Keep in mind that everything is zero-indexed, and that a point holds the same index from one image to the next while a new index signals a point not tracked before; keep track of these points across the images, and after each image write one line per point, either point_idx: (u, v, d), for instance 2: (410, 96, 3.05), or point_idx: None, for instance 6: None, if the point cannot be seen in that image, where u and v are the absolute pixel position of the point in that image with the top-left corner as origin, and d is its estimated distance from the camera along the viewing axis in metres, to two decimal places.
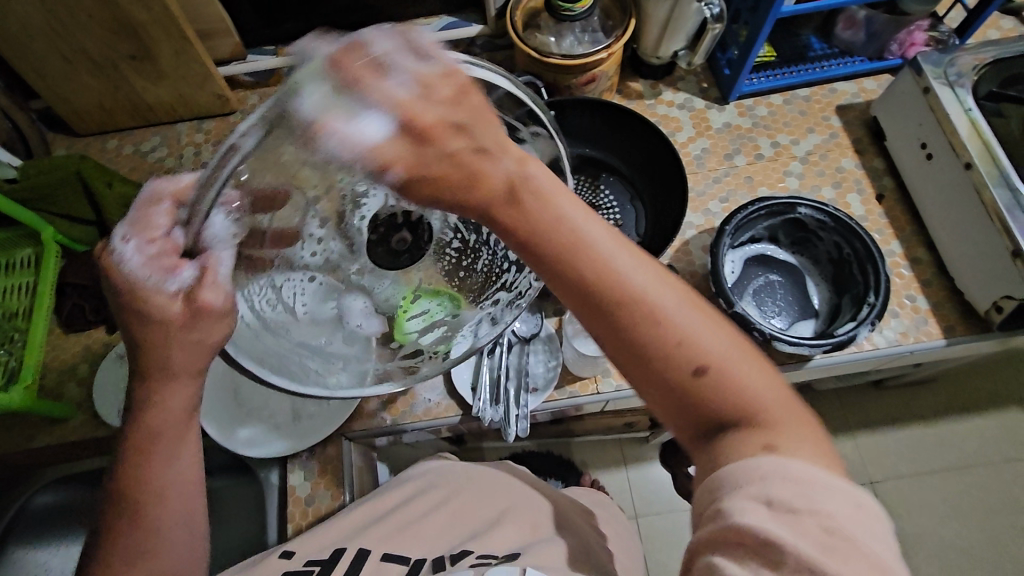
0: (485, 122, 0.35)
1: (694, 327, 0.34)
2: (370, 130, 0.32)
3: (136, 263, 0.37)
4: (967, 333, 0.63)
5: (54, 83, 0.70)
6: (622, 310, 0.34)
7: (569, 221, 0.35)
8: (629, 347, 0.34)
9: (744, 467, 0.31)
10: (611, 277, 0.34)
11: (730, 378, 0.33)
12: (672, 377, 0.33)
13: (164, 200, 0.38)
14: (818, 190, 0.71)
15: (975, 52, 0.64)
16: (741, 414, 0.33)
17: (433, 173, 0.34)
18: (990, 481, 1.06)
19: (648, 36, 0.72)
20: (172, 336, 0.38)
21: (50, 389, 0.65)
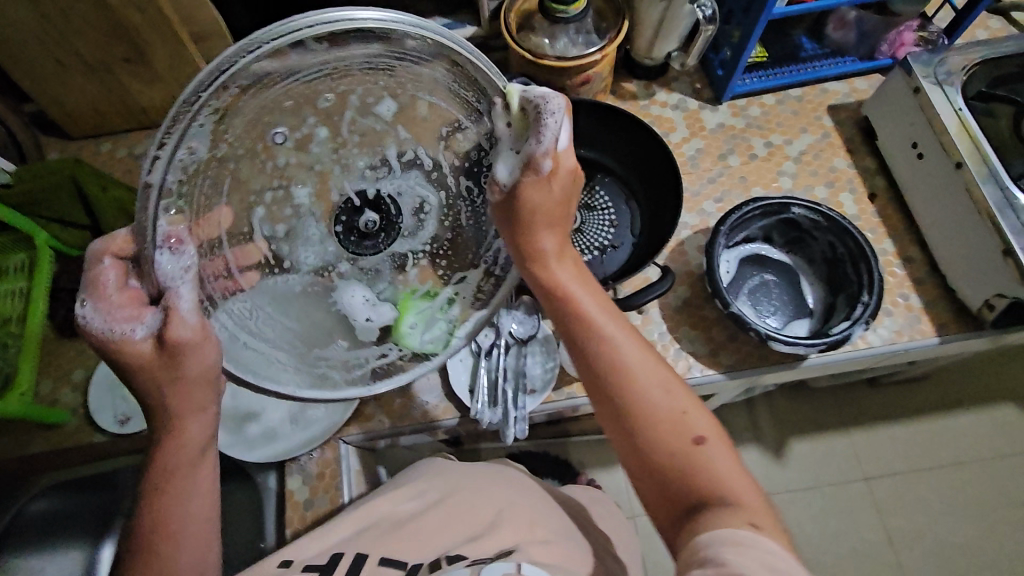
0: (568, 199, 0.45)
1: (690, 406, 0.41)
2: (560, 145, 0.41)
3: (95, 325, 0.37)
4: (960, 331, 0.64)
5: (47, 87, 0.69)
6: (636, 377, 0.42)
7: (600, 305, 0.45)
8: (638, 410, 0.41)
9: (733, 530, 0.34)
10: (630, 352, 0.43)
11: (717, 453, 0.40)
12: (669, 442, 0.40)
13: (104, 257, 0.37)
14: (811, 190, 0.72)
15: (965, 53, 0.65)
16: (724, 486, 0.38)
17: (562, 185, 0.44)
18: (983, 477, 1.07)
19: (642, 38, 0.73)
20: (160, 377, 0.39)
21: (45, 395, 0.65)
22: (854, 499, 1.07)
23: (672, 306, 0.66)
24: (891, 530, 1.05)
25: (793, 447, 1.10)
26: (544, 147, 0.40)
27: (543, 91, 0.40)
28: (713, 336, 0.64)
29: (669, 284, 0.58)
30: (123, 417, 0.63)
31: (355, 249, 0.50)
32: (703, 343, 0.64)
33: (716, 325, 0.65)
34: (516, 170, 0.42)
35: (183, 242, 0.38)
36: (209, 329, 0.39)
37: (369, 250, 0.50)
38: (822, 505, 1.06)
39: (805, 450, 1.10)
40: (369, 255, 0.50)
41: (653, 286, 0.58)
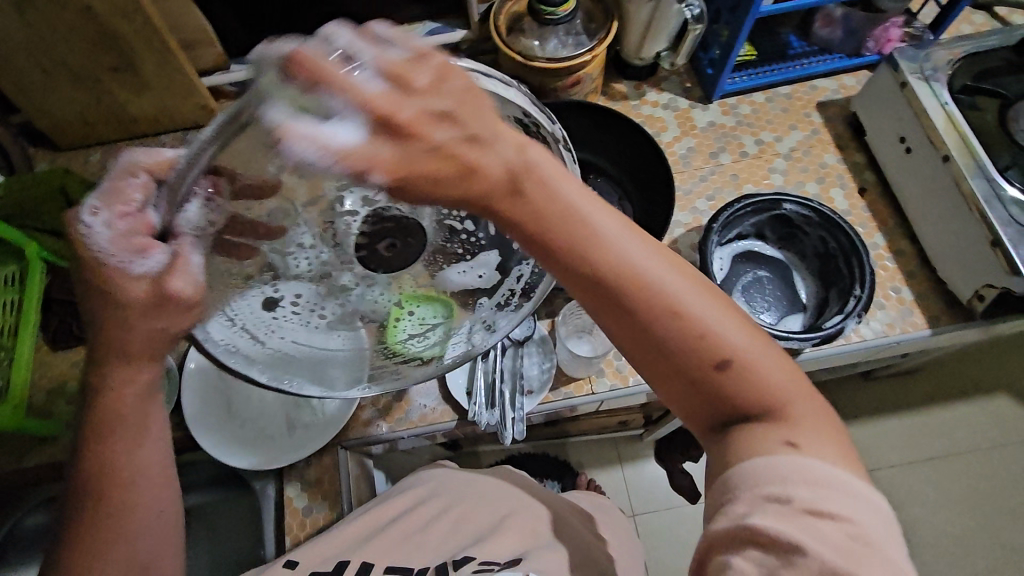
0: (484, 113, 0.36)
1: (713, 320, 0.36)
2: (346, 133, 0.32)
3: (101, 241, 0.37)
4: (951, 322, 0.64)
5: (35, 97, 0.69)
6: (644, 306, 0.36)
7: (581, 219, 0.37)
8: (653, 342, 0.36)
9: (761, 457, 0.34)
10: (628, 277, 0.36)
11: (753, 366, 0.35)
12: (694, 368, 0.36)
13: (141, 173, 0.38)
14: (802, 186, 0.72)
15: (950, 47, 0.66)
16: (759, 402, 0.35)
17: (422, 150, 0.34)
18: (979, 466, 1.08)
19: (630, 38, 0.73)
20: (132, 319, 0.38)
21: (38, 407, 0.65)
22: None
23: None
24: None
25: None
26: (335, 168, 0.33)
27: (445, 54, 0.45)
28: None
29: None
30: None
31: (369, 264, 0.51)
32: None
33: None
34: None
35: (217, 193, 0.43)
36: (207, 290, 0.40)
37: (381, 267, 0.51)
38: None
39: None
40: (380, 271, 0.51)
41: None
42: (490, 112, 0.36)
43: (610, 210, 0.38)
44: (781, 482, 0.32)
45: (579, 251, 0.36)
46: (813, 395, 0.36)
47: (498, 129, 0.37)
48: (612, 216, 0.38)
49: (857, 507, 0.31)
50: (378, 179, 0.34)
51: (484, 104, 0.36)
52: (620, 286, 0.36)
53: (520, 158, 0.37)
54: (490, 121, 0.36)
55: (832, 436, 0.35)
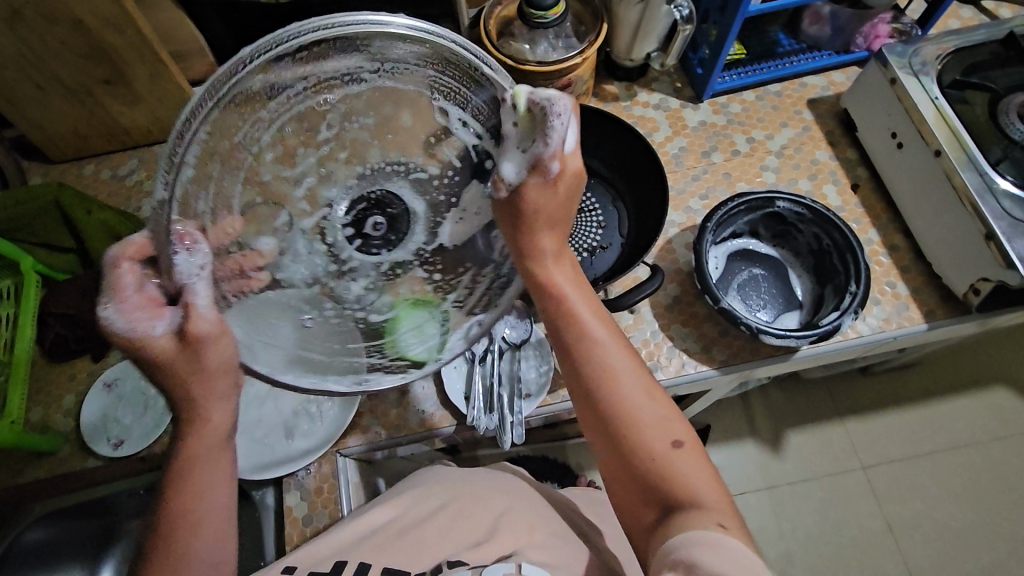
0: (571, 200, 0.45)
1: (669, 413, 0.42)
2: (564, 144, 0.42)
3: (118, 326, 0.37)
4: (947, 316, 0.64)
5: (27, 111, 0.69)
6: (617, 382, 0.42)
7: (589, 306, 0.45)
8: (617, 415, 0.42)
9: (698, 532, 0.36)
10: (615, 356, 0.43)
11: (691, 463, 0.40)
12: (647, 447, 0.40)
13: (121, 262, 0.37)
14: (795, 183, 0.72)
15: (938, 42, 0.66)
16: (689, 497, 0.39)
17: (569, 186, 0.44)
18: (979, 460, 1.08)
19: (620, 40, 0.73)
20: (180, 372, 0.40)
21: (35, 422, 0.64)
22: (853, 488, 1.08)
23: (662, 305, 0.66)
24: (891, 517, 1.06)
25: (790, 438, 1.11)
26: (551, 150, 0.42)
27: (548, 93, 0.40)
28: (705, 332, 0.65)
29: (660, 281, 0.59)
30: (116, 441, 0.62)
31: (365, 249, 0.51)
32: (695, 340, 0.64)
33: (707, 321, 0.65)
34: (523, 170, 0.43)
35: (199, 242, 0.39)
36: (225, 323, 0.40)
37: (377, 249, 0.51)
38: (821, 496, 1.07)
39: (802, 442, 1.11)
40: (377, 253, 0.51)
41: (644, 284, 0.59)
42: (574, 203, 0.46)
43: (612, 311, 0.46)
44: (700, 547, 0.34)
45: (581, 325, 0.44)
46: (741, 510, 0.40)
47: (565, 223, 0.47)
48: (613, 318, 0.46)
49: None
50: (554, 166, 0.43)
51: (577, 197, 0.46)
52: (608, 360, 0.43)
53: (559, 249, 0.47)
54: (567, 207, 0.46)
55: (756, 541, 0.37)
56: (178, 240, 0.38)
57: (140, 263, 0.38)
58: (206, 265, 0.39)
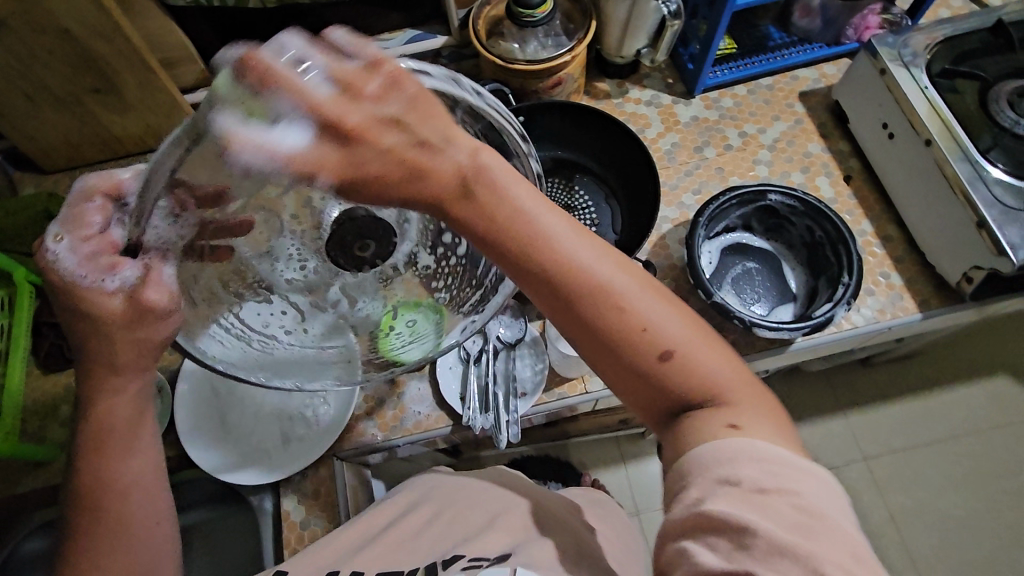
0: (417, 107, 0.35)
1: (655, 317, 0.36)
2: (291, 137, 0.32)
3: (68, 263, 0.37)
4: (942, 305, 0.64)
5: (19, 123, 0.69)
6: (591, 304, 0.36)
7: (531, 227, 0.38)
8: (602, 340, 0.36)
9: (709, 446, 0.34)
10: (583, 275, 0.37)
11: (699, 360, 0.36)
12: (639, 364, 0.36)
13: (96, 197, 0.38)
14: (787, 176, 0.72)
15: (928, 32, 0.66)
16: (704, 396, 0.36)
17: (361, 167, 0.34)
18: (981, 448, 1.08)
19: (610, 37, 0.73)
20: (117, 336, 0.39)
21: (32, 432, 0.64)
22: (854, 479, 1.07)
23: None
24: (893, 508, 1.05)
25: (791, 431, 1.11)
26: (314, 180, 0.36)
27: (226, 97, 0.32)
28: None
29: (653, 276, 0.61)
30: None
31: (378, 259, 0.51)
32: None
33: (702, 316, 0.65)
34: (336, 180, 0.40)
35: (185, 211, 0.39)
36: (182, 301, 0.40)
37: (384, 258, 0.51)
38: None
39: (802, 435, 1.11)
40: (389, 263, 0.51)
41: None
42: (428, 109, 0.35)
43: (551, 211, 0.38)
44: (716, 459, 0.33)
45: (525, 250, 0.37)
46: (757, 385, 0.37)
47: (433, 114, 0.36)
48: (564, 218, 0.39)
49: (805, 485, 0.31)
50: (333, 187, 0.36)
51: (414, 96, 0.35)
52: (575, 281, 0.37)
53: (467, 165, 0.37)
54: (421, 116, 0.35)
55: (778, 429, 0.35)
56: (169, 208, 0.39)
57: (114, 203, 0.39)
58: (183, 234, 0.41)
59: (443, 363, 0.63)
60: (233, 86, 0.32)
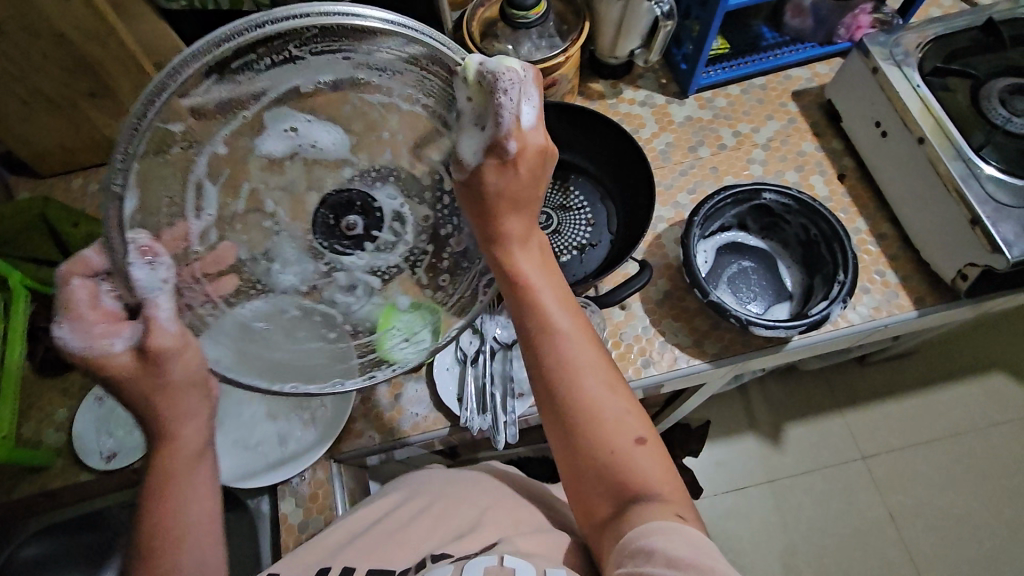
0: (537, 184, 0.45)
1: (630, 407, 0.43)
2: (523, 121, 0.42)
3: (75, 343, 0.39)
4: (937, 302, 0.64)
5: (14, 128, 0.69)
6: (581, 375, 0.42)
7: (559, 305, 0.45)
8: (577, 411, 0.42)
9: (659, 522, 0.37)
10: (580, 350, 0.43)
11: (652, 457, 0.41)
12: (612, 442, 0.41)
13: (75, 277, 0.39)
14: (782, 175, 0.73)
15: (919, 31, 0.67)
16: (647, 489, 0.40)
17: (529, 169, 0.43)
18: (978, 446, 1.08)
19: (604, 37, 0.73)
20: (141, 383, 0.41)
21: (28, 437, 0.64)
22: (853, 478, 1.08)
23: (653, 300, 0.66)
24: (892, 506, 1.06)
25: (789, 431, 1.11)
26: (506, 128, 0.41)
27: (501, 65, 0.39)
28: (696, 326, 0.65)
29: (649, 276, 0.60)
30: (109, 453, 0.63)
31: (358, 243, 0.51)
32: (686, 334, 0.64)
33: (698, 315, 0.65)
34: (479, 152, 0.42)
35: (158, 255, 0.40)
36: (187, 336, 0.41)
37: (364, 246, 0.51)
38: (822, 487, 1.07)
39: (801, 434, 1.11)
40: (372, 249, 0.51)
41: (633, 280, 0.60)
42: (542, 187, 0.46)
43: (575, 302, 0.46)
44: (654, 537, 0.36)
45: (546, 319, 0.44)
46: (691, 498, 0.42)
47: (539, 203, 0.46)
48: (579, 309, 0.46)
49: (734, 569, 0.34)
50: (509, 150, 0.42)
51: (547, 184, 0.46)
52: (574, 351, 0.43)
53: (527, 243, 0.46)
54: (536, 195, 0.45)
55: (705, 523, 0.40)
56: (139, 253, 0.39)
57: (94, 277, 0.40)
58: (168, 279, 0.40)
59: (440, 364, 0.63)
60: (515, 62, 0.40)
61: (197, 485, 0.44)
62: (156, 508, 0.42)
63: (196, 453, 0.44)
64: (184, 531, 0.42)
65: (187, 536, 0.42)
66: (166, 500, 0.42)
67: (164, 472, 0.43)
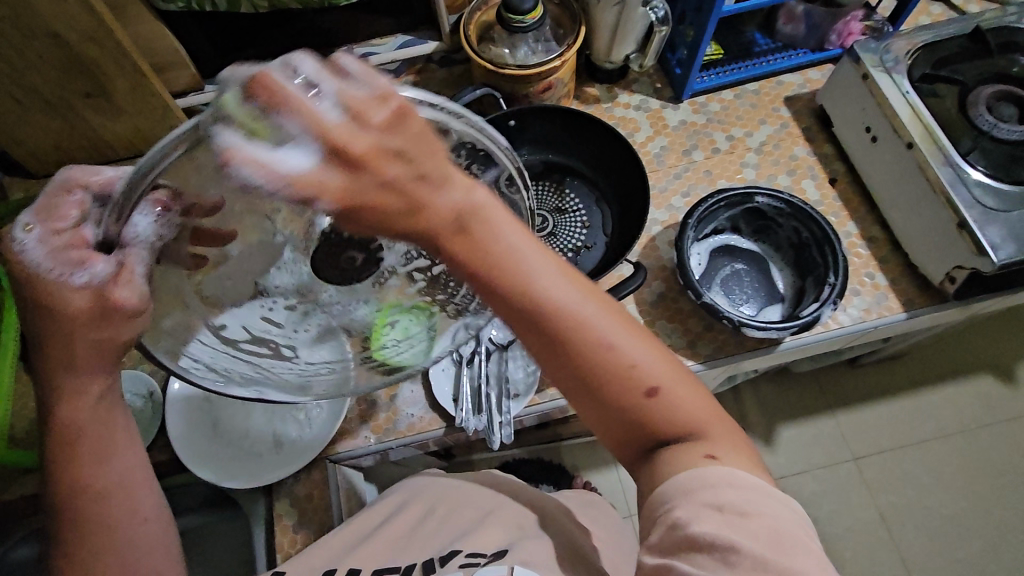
0: (409, 173, 0.34)
1: (639, 352, 0.38)
2: (291, 165, 0.31)
3: (33, 255, 0.36)
4: (926, 304, 0.65)
5: (8, 127, 0.69)
6: (578, 339, 0.37)
7: (526, 272, 0.38)
8: (587, 377, 0.37)
9: (686, 474, 0.36)
10: (564, 315, 0.37)
11: (675, 399, 0.38)
12: (625, 400, 0.37)
13: (75, 189, 0.37)
14: (774, 179, 0.74)
15: (908, 38, 0.68)
16: (678, 429, 0.37)
17: (361, 195, 0.33)
18: (967, 447, 1.10)
19: (600, 42, 0.74)
20: (80, 331, 0.38)
21: (21, 438, 0.64)
22: (844, 479, 1.09)
23: (647, 302, 0.67)
24: (882, 507, 1.07)
25: (781, 432, 1.12)
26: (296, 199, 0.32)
27: (220, 138, 0.31)
28: (690, 328, 0.65)
29: (643, 278, 0.61)
30: None
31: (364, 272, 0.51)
32: (680, 335, 0.65)
33: (692, 316, 0.66)
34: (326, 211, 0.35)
35: (170, 209, 0.39)
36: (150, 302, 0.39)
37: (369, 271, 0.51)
38: (813, 487, 1.08)
39: (793, 435, 1.12)
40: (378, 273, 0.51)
41: (628, 281, 0.60)
42: (421, 166, 0.35)
43: (544, 256, 0.39)
44: (692, 493, 0.35)
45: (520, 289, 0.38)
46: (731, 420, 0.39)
47: (433, 175, 0.35)
48: (553, 261, 0.39)
49: (775, 515, 0.33)
50: (321, 208, 0.33)
51: (423, 157, 0.35)
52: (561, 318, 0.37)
53: (462, 204, 0.37)
54: (420, 175, 0.35)
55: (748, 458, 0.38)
56: (151, 203, 0.38)
57: (93, 198, 0.38)
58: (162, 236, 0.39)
59: (436, 364, 0.63)
60: (236, 110, 0.31)
61: (110, 437, 0.42)
62: (67, 471, 0.41)
63: (98, 407, 0.42)
64: (106, 489, 0.41)
65: (117, 492, 0.42)
66: (77, 460, 0.41)
67: (69, 429, 0.40)
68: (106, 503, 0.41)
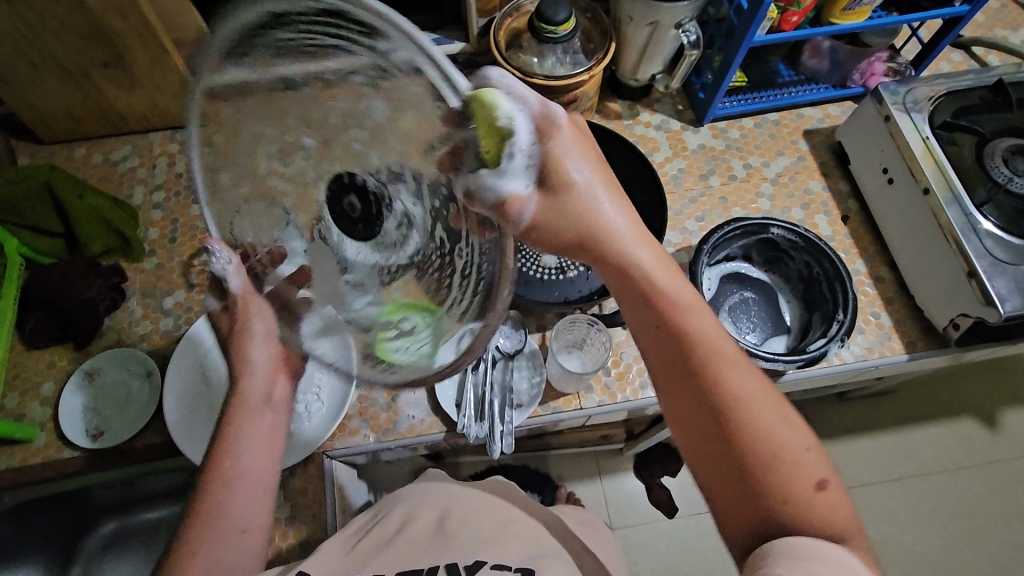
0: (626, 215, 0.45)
1: (803, 445, 0.38)
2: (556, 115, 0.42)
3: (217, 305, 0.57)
4: (927, 348, 0.66)
5: (22, 89, 0.67)
6: (735, 396, 0.39)
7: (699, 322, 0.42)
8: (747, 450, 0.38)
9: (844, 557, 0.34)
10: (733, 372, 0.40)
11: (835, 501, 0.37)
12: (794, 480, 0.37)
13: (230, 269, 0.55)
14: (788, 212, 0.74)
15: (930, 84, 0.69)
16: (835, 533, 0.36)
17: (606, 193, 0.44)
18: (947, 487, 1.11)
19: (627, 60, 0.75)
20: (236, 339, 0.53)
21: (11, 410, 0.62)
22: None
23: None
24: None
25: None
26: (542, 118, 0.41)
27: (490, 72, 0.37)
28: None
29: None
30: (94, 432, 0.61)
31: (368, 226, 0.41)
32: None
33: None
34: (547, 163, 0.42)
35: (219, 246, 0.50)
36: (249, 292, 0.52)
37: (382, 220, 0.41)
38: None
39: None
40: (384, 223, 0.41)
41: None
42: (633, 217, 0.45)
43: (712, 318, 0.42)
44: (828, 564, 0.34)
45: (692, 338, 0.41)
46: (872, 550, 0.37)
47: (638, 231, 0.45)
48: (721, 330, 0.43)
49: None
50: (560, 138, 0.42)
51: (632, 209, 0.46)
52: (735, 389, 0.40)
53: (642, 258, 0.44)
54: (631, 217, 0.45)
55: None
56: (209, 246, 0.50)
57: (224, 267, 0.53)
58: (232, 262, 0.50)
59: None
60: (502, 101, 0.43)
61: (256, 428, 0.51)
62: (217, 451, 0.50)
63: (260, 400, 0.52)
64: (236, 474, 0.48)
65: (237, 478, 0.48)
66: (226, 445, 0.50)
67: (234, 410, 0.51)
68: (230, 491, 0.48)
